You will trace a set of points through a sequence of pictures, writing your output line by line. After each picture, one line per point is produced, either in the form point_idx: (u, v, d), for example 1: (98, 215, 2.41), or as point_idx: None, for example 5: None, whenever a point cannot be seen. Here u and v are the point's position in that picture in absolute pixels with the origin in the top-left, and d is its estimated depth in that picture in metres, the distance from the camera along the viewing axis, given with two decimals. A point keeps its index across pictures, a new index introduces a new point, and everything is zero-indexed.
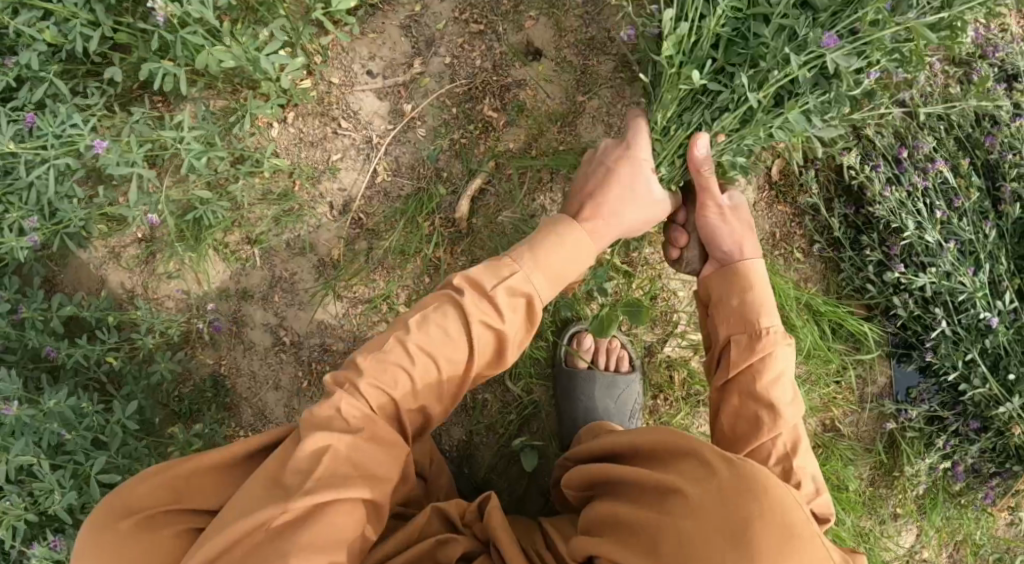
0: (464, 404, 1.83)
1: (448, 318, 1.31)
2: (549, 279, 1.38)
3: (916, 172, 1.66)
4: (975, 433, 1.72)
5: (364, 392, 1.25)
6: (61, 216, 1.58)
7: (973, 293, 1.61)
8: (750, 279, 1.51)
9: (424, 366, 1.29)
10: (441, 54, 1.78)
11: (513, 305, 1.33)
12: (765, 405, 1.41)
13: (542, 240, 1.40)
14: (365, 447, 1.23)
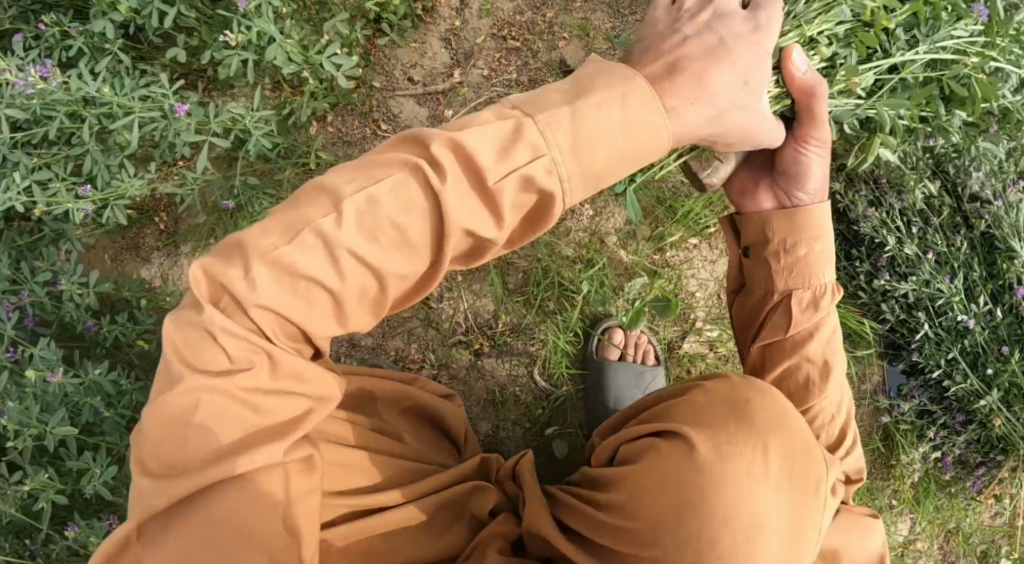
0: (492, 398, 1.88)
1: (422, 207, 1.08)
2: (575, 166, 1.11)
3: (892, 193, 1.85)
4: (961, 425, 1.89)
5: (257, 317, 1.05)
6: (119, 184, 1.62)
7: (950, 297, 1.80)
8: (816, 222, 1.33)
9: (361, 279, 1.08)
10: (480, 67, 1.92)
11: (509, 207, 1.10)
12: (819, 374, 1.32)
13: (597, 123, 1.10)
14: (251, 389, 1.07)
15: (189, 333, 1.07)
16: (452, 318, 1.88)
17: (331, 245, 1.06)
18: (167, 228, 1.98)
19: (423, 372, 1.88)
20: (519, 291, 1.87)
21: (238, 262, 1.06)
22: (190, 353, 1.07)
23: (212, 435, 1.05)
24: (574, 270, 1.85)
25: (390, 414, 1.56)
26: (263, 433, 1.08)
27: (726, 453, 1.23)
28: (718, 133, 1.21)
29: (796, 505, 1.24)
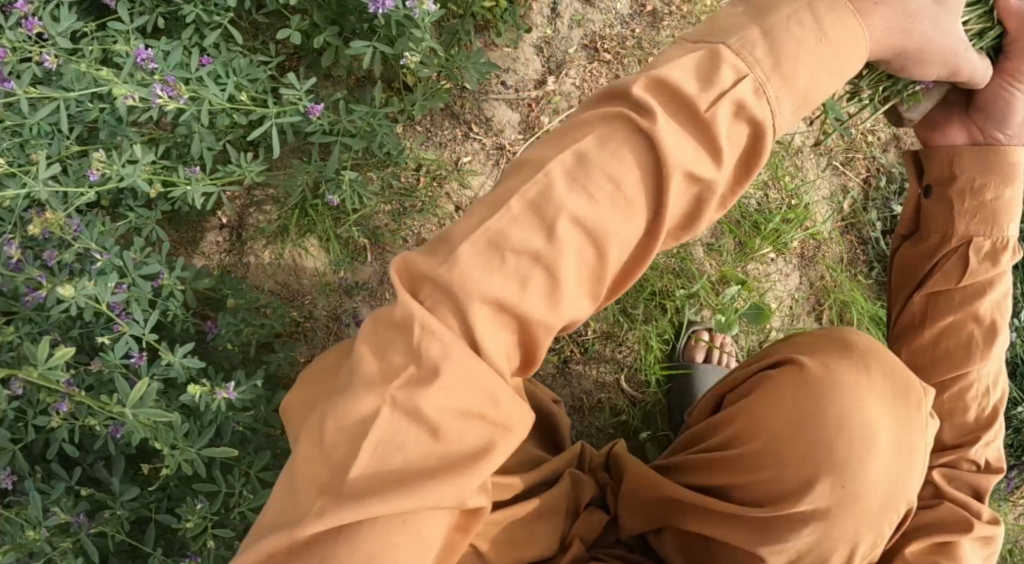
0: (580, 404, 1.88)
1: (634, 150, 0.91)
2: (783, 82, 0.93)
3: None
4: (997, 430, 2.07)
5: (474, 314, 0.86)
6: (236, 169, 1.56)
7: None
8: (1010, 169, 1.47)
9: (575, 248, 0.89)
10: (572, 77, 1.95)
11: (726, 141, 0.92)
12: (989, 333, 1.46)
13: (796, 39, 0.94)
14: (427, 402, 0.86)
15: (382, 335, 0.90)
16: None
17: (540, 213, 0.88)
18: (230, 222, 1.86)
19: None
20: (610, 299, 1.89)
21: (442, 253, 0.89)
22: (379, 352, 0.89)
23: (383, 460, 0.85)
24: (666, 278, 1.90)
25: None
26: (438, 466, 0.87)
27: (840, 387, 1.20)
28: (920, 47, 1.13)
29: (904, 419, 1.21)
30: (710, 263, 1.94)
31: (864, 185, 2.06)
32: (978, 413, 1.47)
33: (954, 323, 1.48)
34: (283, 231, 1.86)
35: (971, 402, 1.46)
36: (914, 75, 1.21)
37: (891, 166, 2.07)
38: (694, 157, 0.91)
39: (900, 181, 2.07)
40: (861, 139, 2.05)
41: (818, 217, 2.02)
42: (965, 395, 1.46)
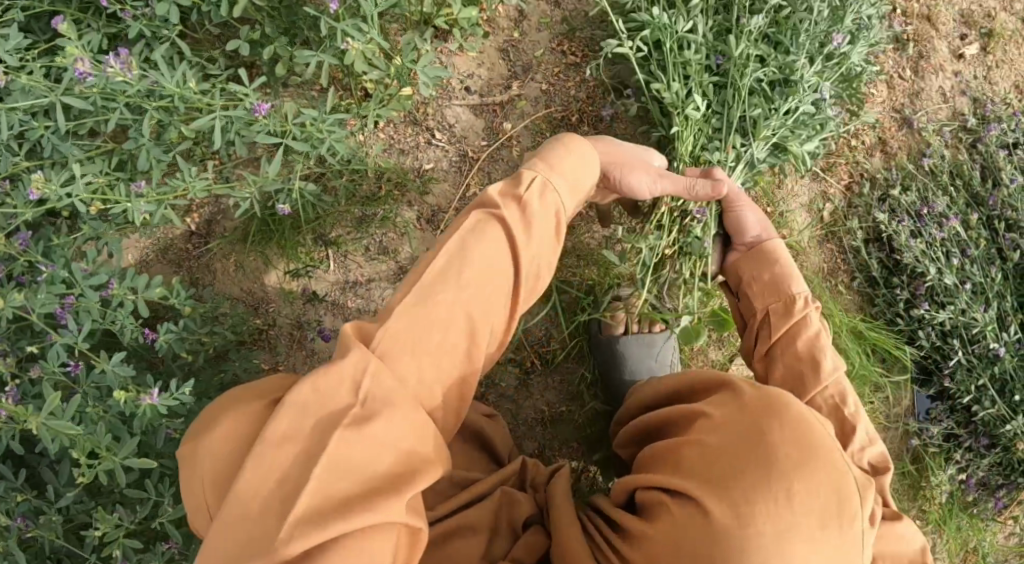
0: (541, 417, 1.85)
1: (491, 231, 1.20)
2: (562, 179, 1.32)
3: (935, 225, 1.91)
4: (985, 449, 1.96)
5: (415, 351, 1.10)
6: (179, 184, 1.51)
7: (984, 325, 1.87)
8: (776, 252, 1.60)
9: (465, 300, 1.15)
10: (538, 81, 1.92)
11: (543, 216, 1.26)
12: (810, 365, 1.45)
13: (565, 157, 1.36)
14: (375, 441, 1.03)
15: (326, 383, 1.05)
16: None
17: (450, 273, 1.15)
18: (199, 228, 1.90)
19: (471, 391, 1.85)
20: (571, 309, 1.85)
21: (380, 318, 1.12)
22: (332, 403, 1.04)
23: (327, 501, 0.99)
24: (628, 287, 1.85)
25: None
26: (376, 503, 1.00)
27: (747, 510, 1.10)
28: (623, 162, 1.57)
29: (831, 538, 1.12)
30: None
31: (846, 193, 2.00)
32: (842, 429, 1.41)
33: (785, 370, 1.49)
34: (245, 241, 1.86)
35: (833, 422, 1.41)
36: (631, 190, 1.57)
37: (875, 171, 2.01)
38: (520, 231, 1.23)
39: (883, 187, 1.99)
40: (843, 144, 2.00)
41: (795, 225, 1.97)
42: (821, 415, 1.43)
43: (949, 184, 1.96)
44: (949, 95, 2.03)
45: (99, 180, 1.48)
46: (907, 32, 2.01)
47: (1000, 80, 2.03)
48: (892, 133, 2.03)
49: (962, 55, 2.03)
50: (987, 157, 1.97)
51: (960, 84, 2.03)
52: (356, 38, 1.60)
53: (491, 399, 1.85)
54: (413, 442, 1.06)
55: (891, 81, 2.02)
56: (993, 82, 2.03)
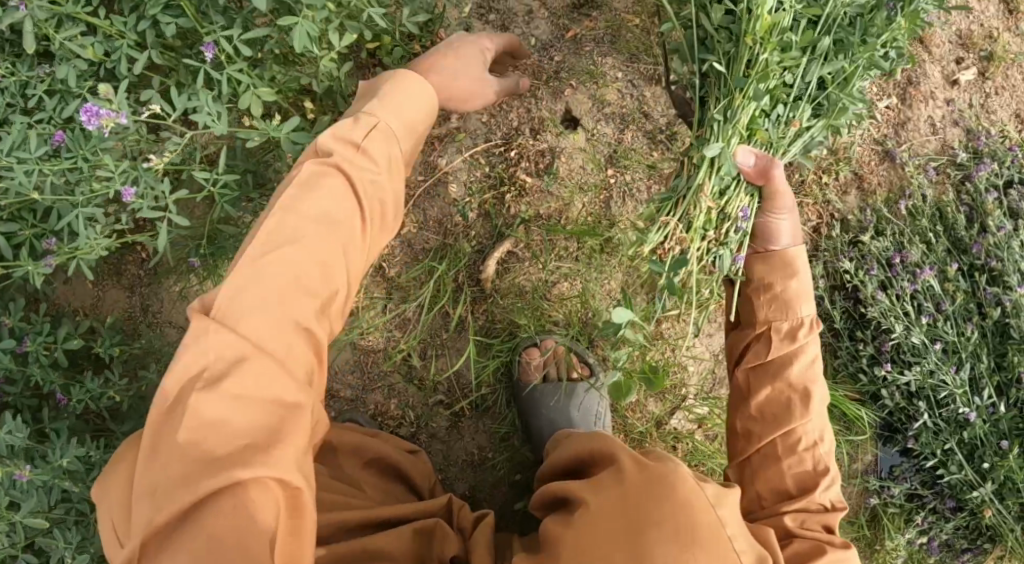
0: (471, 460, 1.82)
1: (328, 176, 1.17)
2: (396, 114, 1.27)
3: (907, 277, 1.76)
4: (951, 512, 1.82)
5: (259, 305, 1.07)
6: (80, 243, 1.43)
7: (954, 389, 1.71)
8: (794, 265, 1.49)
9: (311, 248, 1.12)
10: (478, 111, 1.84)
11: (376, 154, 1.22)
12: (798, 396, 1.41)
13: (395, 93, 1.29)
14: (231, 396, 1.04)
15: (180, 366, 1.03)
16: (434, 378, 1.83)
17: (288, 225, 1.12)
18: (147, 257, 1.92)
19: (401, 430, 1.84)
20: (491, 352, 1.81)
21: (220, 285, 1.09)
22: (180, 373, 1.04)
23: (207, 476, 1.00)
24: (561, 329, 1.79)
25: (353, 466, 1.62)
26: (250, 457, 1.02)
27: None
28: (464, 95, 1.47)
29: None
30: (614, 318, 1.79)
31: (813, 235, 1.89)
32: (811, 465, 1.39)
33: (770, 390, 1.44)
34: (178, 276, 1.85)
35: (804, 457, 1.39)
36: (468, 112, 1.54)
37: (846, 212, 1.89)
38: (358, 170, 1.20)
39: (856, 229, 1.87)
40: (815, 180, 1.89)
41: None
42: (797, 448, 1.40)
43: (928, 228, 1.82)
44: (939, 125, 1.93)
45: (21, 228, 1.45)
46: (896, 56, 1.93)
47: (987, 112, 1.94)
48: (871, 167, 1.92)
49: (956, 82, 1.94)
50: (974, 199, 1.85)
51: (953, 113, 1.94)
52: (251, 84, 1.47)
53: (422, 439, 1.83)
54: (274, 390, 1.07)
55: (873, 110, 1.93)
56: (983, 115, 1.94)
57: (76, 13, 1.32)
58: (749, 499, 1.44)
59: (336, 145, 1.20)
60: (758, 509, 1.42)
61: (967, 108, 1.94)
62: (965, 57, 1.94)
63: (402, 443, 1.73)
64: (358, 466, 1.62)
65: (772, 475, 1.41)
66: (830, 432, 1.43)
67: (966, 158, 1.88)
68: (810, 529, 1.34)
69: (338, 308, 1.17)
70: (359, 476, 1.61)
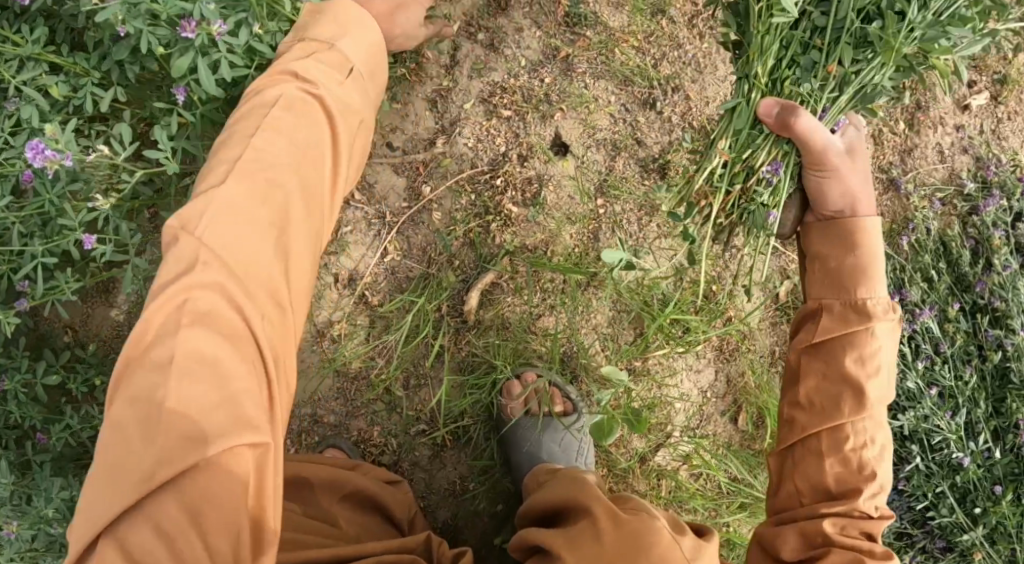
0: (453, 489, 1.80)
1: (296, 102, 1.17)
2: (357, 46, 1.27)
3: (905, 318, 1.71)
4: (940, 552, 1.77)
5: (236, 230, 1.05)
6: (53, 286, 1.45)
7: (948, 435, 1.66)
8: (856, 235, 1.36)
9: (284, 175, 1.11)
10: (465, 136, 1.81)
11: (338, 84, 1.22)
12: (851, 388, 1.32)
13: (358, 24, 1.27)
14: (211, 332, 1.00)
15: (158, 311, 1.00)
16: (417, 407, 1.80)
17: (262, 153, 1.12)
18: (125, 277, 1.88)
19: (384, 458, 1.81)
20: (474, 383, 1.78)
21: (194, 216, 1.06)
22: (157, 311, 1.00)
23: (188, 422, 0.97)
24: (545, 361, 1.76)
25: (326, 498, 1.56)
26: (232, 403, 0.99)
27: None
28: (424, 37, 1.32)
29: None
30: (600, 352, 1.76)
31: None
32: (856, 466, 1.30)
33: (821, 377, 1.35)
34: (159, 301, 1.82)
35: (850, 457, 1.31)
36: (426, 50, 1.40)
37: None
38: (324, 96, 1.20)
39: None
40: None
41: (746, 303, 1.78)
42: (844, 447, 1.31)
43: (930, 265, 1.75)
44: (947, 153, 1.87)
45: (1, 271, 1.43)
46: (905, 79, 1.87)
47: (998, 138, 1.89)
48: (873, 197, 1.86)
49: (967, 107, 1.89)
50: (981, 233, 1.77)
51: (962, 140, 1.88)
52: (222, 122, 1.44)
53: (404, 467, 1.80)
54: (254, 323, 1.03)
55: (879, 136, 1.87)
56: (992, 144, 1.88)
57: (40, 53, 1.30)
58: (787, 494, 1.37)
59: (304, 72, 1.20)
60: (796, 507, 1.35)
61: (976, 135, 1.88)
62: (975, 82, 1.88)
63: (381, 472, 1.66)
64: (334, 500, 1.56)
65: (813, 472, 1.34)
66: (885, 436, 1.32)
67: (974, 189, 1.81)
68: (847, 539, 1.27)
69: (314, 239, 1.15)
70: (334, 510, 1.54)
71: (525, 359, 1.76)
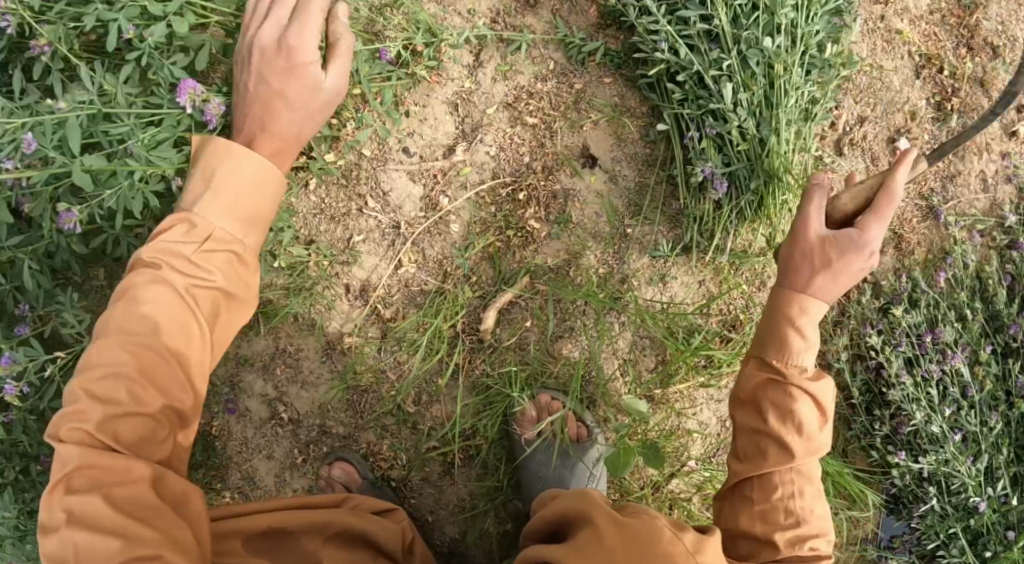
0: (462, 506, 1.76)
1: (158, 290, 1.20)
2: (224, 207, 1.25)
3: (935, 359, 1.65)
4: None
5: (95, 411, 1.13)
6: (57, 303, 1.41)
7: (968, 479, 1.61)
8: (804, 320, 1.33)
9: (148, 362, 1.17)
10: (487, 144, 1.72)
11: (207, 260, 1.23)
12: (776, 440, 1.29)
13: (221, 175, 1.26)
14: (94, 491, 1.09)
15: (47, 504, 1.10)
16: (428, 424, 1.74)
17: (125, 340, 1.17)
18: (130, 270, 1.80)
19: (393, 473, 1.75)
20: (487, 399, 1.72)
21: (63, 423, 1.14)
22: (48, 493, 1.09)
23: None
24: (561, 382, 1.70)
25: (313, 540, 1.44)
26: (121, 533, 1.08)
27: None
28: None
29: None
30: (619, 377, 1.71)
31: (842, 298, 1.75)
32: (784, 515, 1.26)
33: (749, 427, 1.33)
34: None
35: (776, 504, 1.27)
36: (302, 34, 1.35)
37: (879, 277, 1.75)
38: (196, 275, 1.22)
39: (887, 296, 1.73)
40: None
41: None
42: (771, 497, 1.27)
43: (965, 303, 1.68)
44: (991, 181, 1.79)
45: (39, 352, 1.37)
46: (953, 101, 1.78)
47: None
48: (911, 225, 1.77)
49: (1014, 133, 1.80)
50: (1019, 271, 1.70)
51: (1007, 168, 1.79)
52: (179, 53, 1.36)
53: (413, 482, 1.76)
54: (127, 468, 1.12)
55: (921, 160, 1.78)
56: None
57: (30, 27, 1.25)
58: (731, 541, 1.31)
59: (154, 259, 1.22)
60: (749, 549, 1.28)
61: None
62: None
63: (369, 504, 1.55)
64: (322, 546, 1.44)
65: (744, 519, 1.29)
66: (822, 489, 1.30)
67: (1015, 223, 1.74)
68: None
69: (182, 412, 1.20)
70: (321, 553, 1.42)
71: (540, 379, 1.70)
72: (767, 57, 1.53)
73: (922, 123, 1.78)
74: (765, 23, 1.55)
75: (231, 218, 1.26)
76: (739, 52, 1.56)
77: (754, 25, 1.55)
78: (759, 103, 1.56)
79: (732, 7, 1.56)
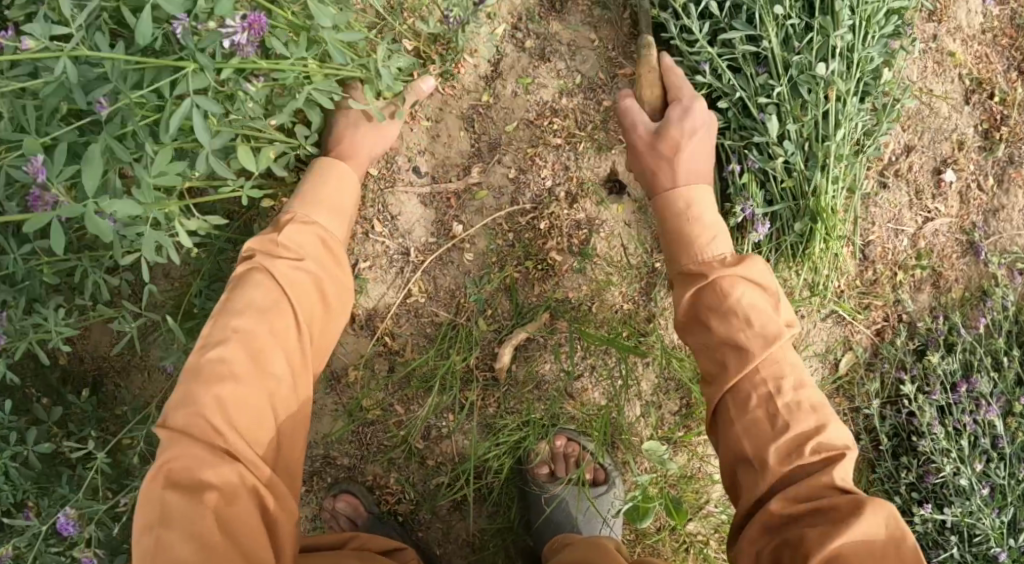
0: (470, 543, 1.65)
1: (264, 279, 1.25)
2: (326, 207, 1.35)
3: (967, 409, 1.57)
4: None
5: (205, 404, 1.14)
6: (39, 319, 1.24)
7: (991, 532, 1.53)
8: (697, 199, 1.32)
9: (247, 364, 1.18)
10: (506, 164, 1.58)
11: (304, 241, 1.29)
12: (732, 343, 1.19)
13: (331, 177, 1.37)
14: (186, 489, 1.09)
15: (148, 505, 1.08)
16: (438, 457, 1.63)
17: (242, 344, 1.19)
18: None
19: (399, 507, 1.65)
20: (496, 439, 1.60)
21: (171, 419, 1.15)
22: (146, 484, 1.10)
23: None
24: (579, 421, 1.61)
25: None
26: (204, 540, 1.05)
27: None
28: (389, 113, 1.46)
29: None
30: (640, 418, 1.61)
31: (875, 339, 1.67)
32: (772, 425, 1.13)
33: (701, 347, 1.24)
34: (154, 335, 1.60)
35: (763, 422, 1.14)
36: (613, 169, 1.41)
37: (914, 316, 1.66)
38: (295, 260, 1.27)
39: (922, 338, 1.65)
40: (887, 277, 1.66)
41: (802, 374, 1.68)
42: (748, 408, 1.16)
43: (1003, 349, 1.60)
44: None
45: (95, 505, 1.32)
46: (1002, 130, 1.66)
47: None
48: (949, 261, 1.68)
49: None
50: None
51: None
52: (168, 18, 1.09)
53: (420, 517, 1.65)
54: (220, 473, 1.10)
55: (965, 193, 1.68)
56: None
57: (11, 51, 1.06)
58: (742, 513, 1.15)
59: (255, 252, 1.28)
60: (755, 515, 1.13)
61: None
62: None
63: (375, 544, 1.44)
64: None
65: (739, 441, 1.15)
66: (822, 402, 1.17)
67: None
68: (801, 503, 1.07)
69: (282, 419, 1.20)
70: None
71: (556, 417, 1.60)
72: (822, 85, 1.39)
73: (967, 153, 1.67)
74: (820, 46, 1.41)
75: (327, 213, 1.35)
76: (791, 76, 1.41)
77: (808, 48, 1.40)
78: (809, 134, 1.42)
79: (784, 27, 1.40)
